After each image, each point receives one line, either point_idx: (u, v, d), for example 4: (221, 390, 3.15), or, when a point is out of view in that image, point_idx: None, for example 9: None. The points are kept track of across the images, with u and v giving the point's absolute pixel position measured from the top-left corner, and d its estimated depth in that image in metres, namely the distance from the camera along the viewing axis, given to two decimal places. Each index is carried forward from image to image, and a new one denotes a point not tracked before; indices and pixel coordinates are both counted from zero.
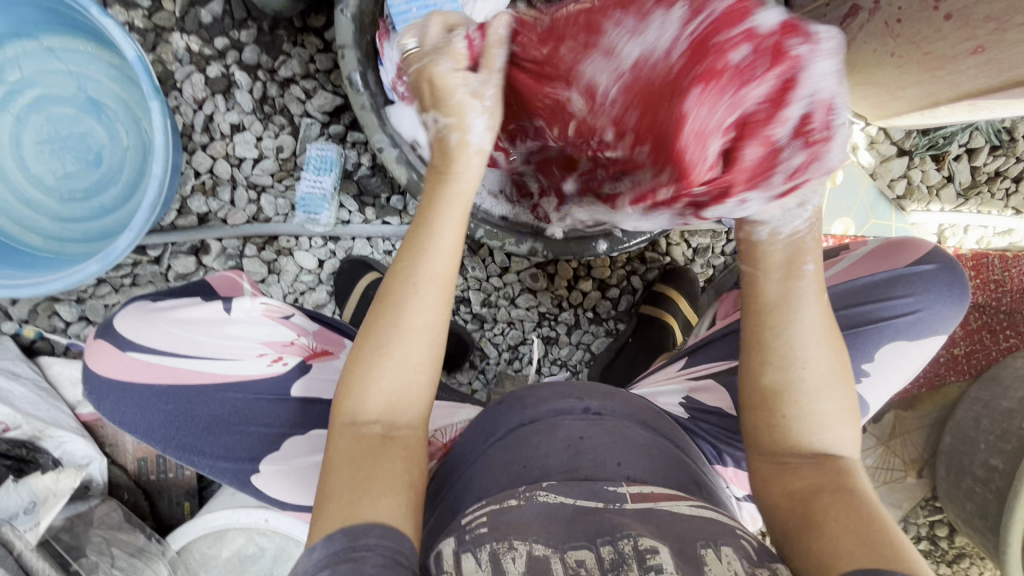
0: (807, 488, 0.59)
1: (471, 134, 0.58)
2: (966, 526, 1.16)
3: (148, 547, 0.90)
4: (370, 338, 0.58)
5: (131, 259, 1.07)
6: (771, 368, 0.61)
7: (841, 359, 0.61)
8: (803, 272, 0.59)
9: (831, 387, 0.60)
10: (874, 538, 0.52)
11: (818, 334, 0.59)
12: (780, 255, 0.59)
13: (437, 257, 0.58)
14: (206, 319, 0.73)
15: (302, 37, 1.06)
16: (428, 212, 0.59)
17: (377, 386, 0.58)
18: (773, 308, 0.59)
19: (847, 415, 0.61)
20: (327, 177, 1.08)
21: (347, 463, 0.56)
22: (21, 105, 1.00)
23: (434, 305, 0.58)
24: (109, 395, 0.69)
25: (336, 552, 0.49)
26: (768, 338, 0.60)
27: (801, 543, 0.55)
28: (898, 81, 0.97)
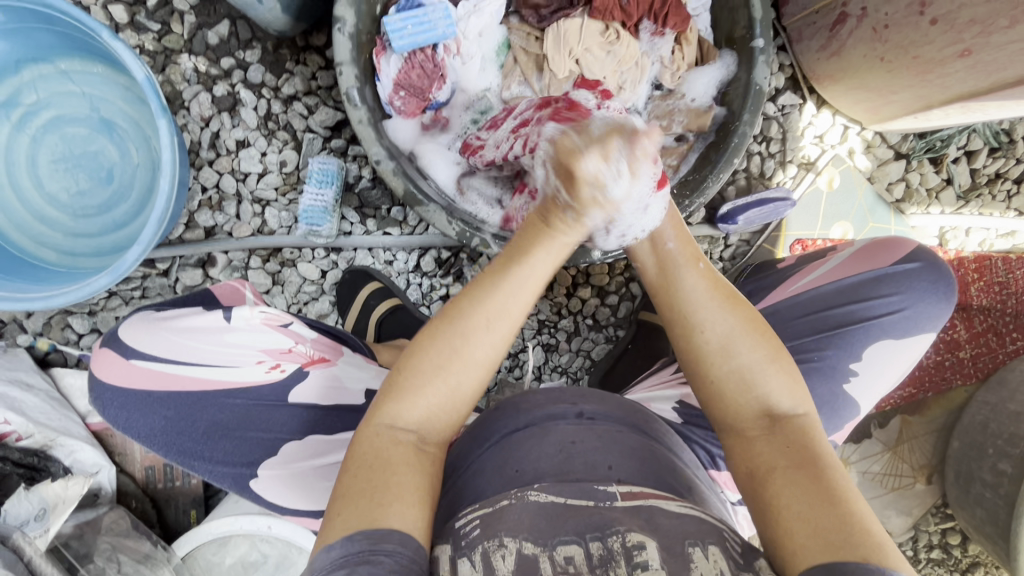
0: (764, 463, 0.59)
1: (608, 216, 0.63)
2: (977, 533, 1.14)
3: (154, 554, 0.92)
4: (427, 358, 0.60)
5: (140, 272, 1.10)
6: (702, 366, 0.64)
7: (741, 313, 0.65)
8: (698, 272, 0.68)
9: (744, 342, 0.63)
10: (830, 511, 0.52)
11: (730, 327, 0.64)
12: (679, 257, 0.70)
13: (519, 300, 0.61)
14: (208, 327, 0.74)
15: (303, 55, 1.10)
16: (523, 255, 0.63)
17: (420, 402, 0.59)
18: (669, 279, 0.69)
19: (768, 363, 0.63)
20: (328, 190, 1.10)
21: (352, 463, 0.57)
22: (37, 125, 1.05)
23: (497, 342, 0.61)
24: (114, 401, 0.70)
25: (355, 553, 0.50)
26: (681, 310, 0.66)
27: (765, 531, 0.55)
28: (890, 85, 0.98)
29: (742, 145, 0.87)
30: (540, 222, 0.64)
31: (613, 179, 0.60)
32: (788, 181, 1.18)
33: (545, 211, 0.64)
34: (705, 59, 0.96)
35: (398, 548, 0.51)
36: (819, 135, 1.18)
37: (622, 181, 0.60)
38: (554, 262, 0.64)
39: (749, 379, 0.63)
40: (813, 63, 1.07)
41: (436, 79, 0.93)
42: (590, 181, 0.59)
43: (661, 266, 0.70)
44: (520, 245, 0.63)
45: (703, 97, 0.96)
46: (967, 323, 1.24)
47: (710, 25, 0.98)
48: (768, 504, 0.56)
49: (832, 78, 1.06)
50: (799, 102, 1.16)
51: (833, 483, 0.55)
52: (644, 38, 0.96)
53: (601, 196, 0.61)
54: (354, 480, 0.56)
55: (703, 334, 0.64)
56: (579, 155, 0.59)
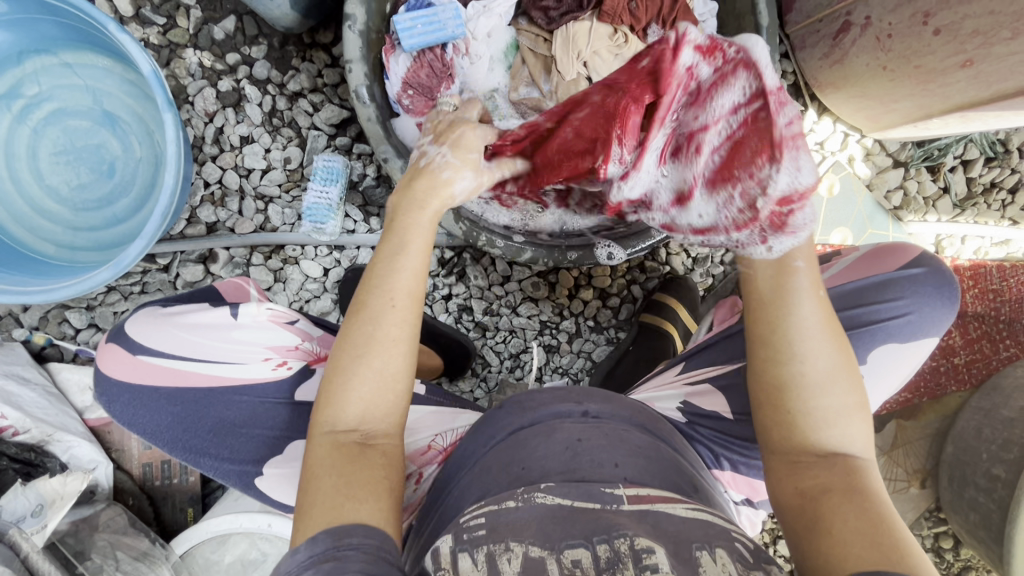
0: (816, 487, 0.60)
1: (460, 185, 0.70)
2: (971, 537, 1.16)
3: (152, 551, 0.90)
4: (347, 351, 0.60)
5: (140, 267, 1.09)
6: (779, 396, 0.63)
7: (841, 354, 0.63)
8: (818, 300, 0.63)
9: (840, 385, 0.62)
10: (891, 541, 0.53)
11: (828, 365, 0.63)
12: (804, 282, 0.64)
13: (407, 275, 0.63)
14: (214, 323, 0.74)
15: (310, 52, 1.10)
16: (395, 229, 0.65)
17: (349, 399, 0.59)
18: (783, 299, 0.64)
19: (852, 409, 0.63)
20: (332, 188, 1.09)
21: (304, 478, 0.57)
22: (38, 117, 1.04)
23: (406, 318, 0.62)
24: (121, 397, 0.71)
25: (320, 552, 0.50)
26: (786, 332, 0.63)
27: (809, 540, 0.56)
28: (891, 93, 0.99)
29: None
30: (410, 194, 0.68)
31: (470, 172, 0.71)
32: None
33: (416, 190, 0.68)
34: None
35: (362, 540, 0.51)
36: (819, 142, 1.20)
37: (472, 177, 0.72)
38: (428, 236, 0.65)
39: (832, 420, 0.62)
40: (816, 71, 1.09)
41: (445, 78, 0.94)
42: (443, 167, 0.70)
43: (775, 283, 0.65)
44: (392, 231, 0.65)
45: None
46: (961, 329, 1.27)
47: (716, 30, 1.00)
48: (817, 518, 0.57)
49: (835, 86, 1.08)
50: (801, 109, 1.17)
51: (887, 513, 0.56)
52: (652, 42, 0.96)
53: (464, 184, 0.71)
54: (318, 486, 0.56)
55: (797, 362, 0.62)
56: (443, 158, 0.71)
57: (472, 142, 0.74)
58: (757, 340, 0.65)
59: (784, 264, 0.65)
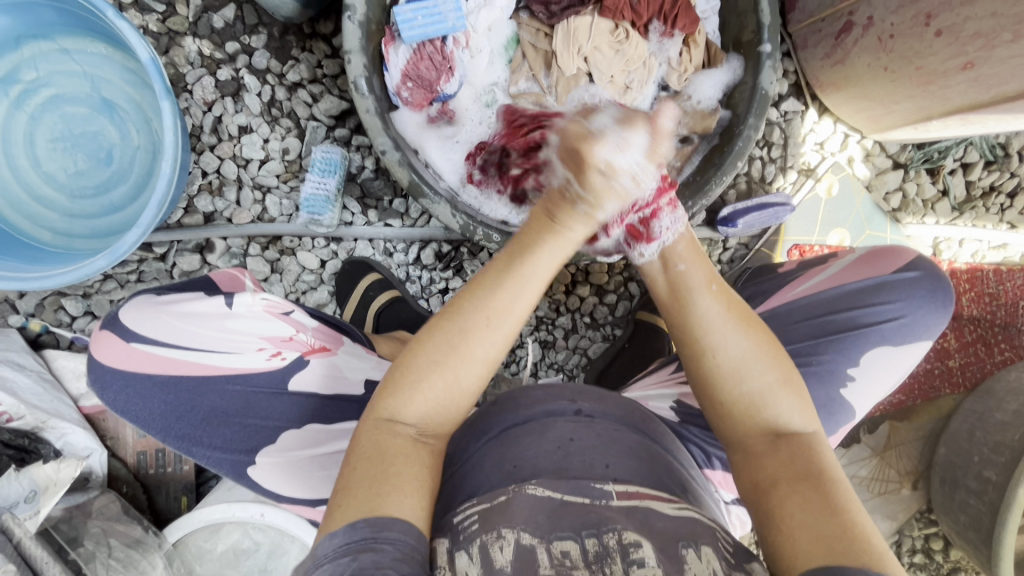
0: (768, 476, 0.59)
1: (599, 213, 0.65)
2: (961, 539, 1.16)
3: (145, 539, 0.90)
4: (426, 353, 0.60)
5: (137, 256, 1.09)
6: (712, 390, 0.65)
7: (756, 336, 0.65)
8: (713, 293, 0.67)
9: (760, 366, 0.63)
10: (836, 526, 0.52)
11: (745, 349, 0.64)
12: (696, 281, 0.69)
13: (521, 302, 0.61)
14: (209, 312, 0.73)
15: (310, 43, 1.09)
16: (527, 250, 0.63)
17: (418, 397, 0.59)
18: (682, 301, 0.68)
19: (781, 385, 0.63)
20: (331, 179, 1.08)
21: (350, 457, 0.57)
22: (36, 104, 1.03)
23: (499, 339, 0.61)
24: (113, 383, 0.70)
25: (359, 540, 0.51)
26: (693, 329, 0.66)
27: (767, 538, 0.56)
28: (892, 94, 0.99)
29: (745, 149, 0.88)
30: (544, 217, 0.65)
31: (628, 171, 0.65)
32: (788, 186, 1.20)
33: (552, 206, 0.65)
34: (712, 62, 0.96)
35: (400, 535, 0.52)
36: (819, 142, 1.19)
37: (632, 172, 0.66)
38: (551, 271, 0.64)
39: (766, 401, 0.63)
40: (817, 71, 1.09)
41: (445, 71, 0.92)
42: (601, 171, 0.64)
43: (673, 282, 0.70)
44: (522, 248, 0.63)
45: (708, 100, 0.97)
46: (957, 332, 1.27)
47: (718, 28, 0.99)
48: (770, 512, 0.57)
49: (836, 86, 1.08)
50: (802, 109, 1.17)
51: (835, 494, 0.55)
52: (652, 39, 0.96)
53: (613, 189, 0.65)
54: (357, 477, 0.55)
55: (713, 357, 0.64)
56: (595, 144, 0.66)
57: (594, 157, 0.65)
58: (679, 341, 0.68)
59: (670, 271, 0.71)
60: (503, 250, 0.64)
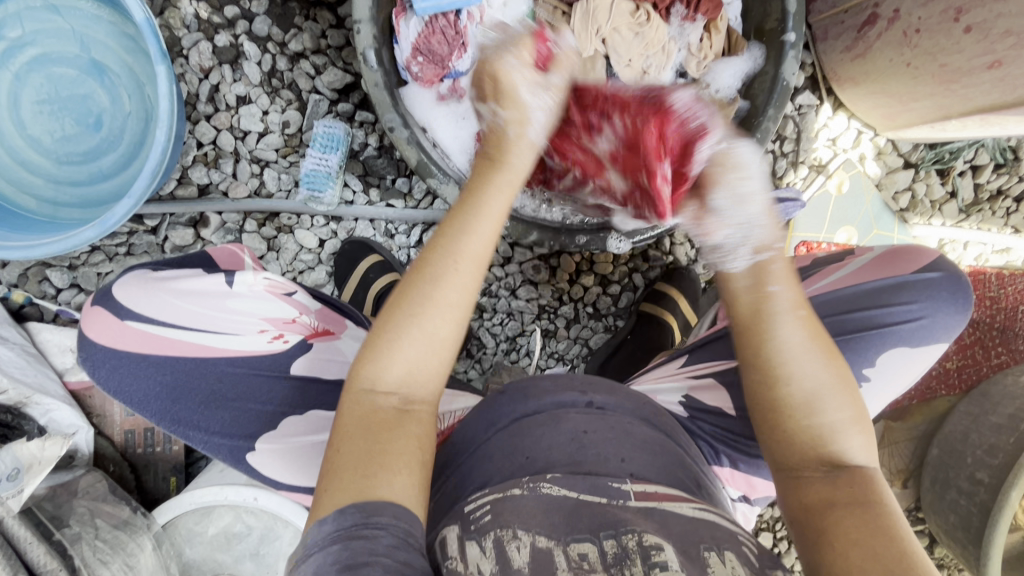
0: (822, 503, 0.58)
1: (528, 129, 0.66)
2: (947, 538, 1.18)
3: (134, 520, 0.87)
4: (401, 308, 0.58)
5: (127, 228, 1.04)
6: (781, 414, 0.63)
7: (836, 364, 0.63)
8: (800, 319, 0.63)
9: (835, 395, 0.62)
10: (901, 560, 0.51)
11: (824, 380, 0.62)
12: (783, 303, 0.63)
13: (479, 240, 0.60)
14: (209, 291, 0.70)
15: (314, 11, 1.04)
16: (473, 200, 0.62)
17: (397, 357, 0.57)
18: (762, 325, 0.63)
19: (853, 419, 0.62)
20: (333, 155, 1.05)
21: (337, 432, 0.55)
22: (21, 62, 0.97)
23: (468, 284, 0.59)
24: (106, 362, 0.67)
25: (349, 526, 0.49)
26: (767, 354, 0.63)
27: (821, 559, 0.54)
28: (912, 92, 0.97)
29: (763, 141, 0.85)
30: (488, 160, 0.66)
31: (538, 99, 0.67)
32: (799, 182, 1.18)
33: (489, 151, 0.66)
34: (732, 50, 0.93)
35: (390, 520, 0.50)
36: (832, 138, 1.18)
37: (535, 95, 0.67)
38: (512, 192, 0.64)
39: (833, 430, 0.61)
40: (836, 65, 1.06)
41: (457, 47, 0.88)
42: (516, 93, 0.65)
43: (753, 306, 0.64)
44: (474, 186, 0.63)
45: (726, 90, 0.94)
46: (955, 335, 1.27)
47: (740, 14, 0.96)
48: (826, 539, 0.55)
49: (854, 81, 1.06)
50: (816, 103, 1.15)
51: (897, 531, 0.54)
52: (673, 23, 0.92)
53: (519, 108, 0.66)
54: (348, 448, 0.54)
55: (789, 384, 0.62)
56: (496, 59, 0.66)
57: (507, 81, 0.65)
58: (750, 366, 0.64)
59: (761, 292, 0.64)
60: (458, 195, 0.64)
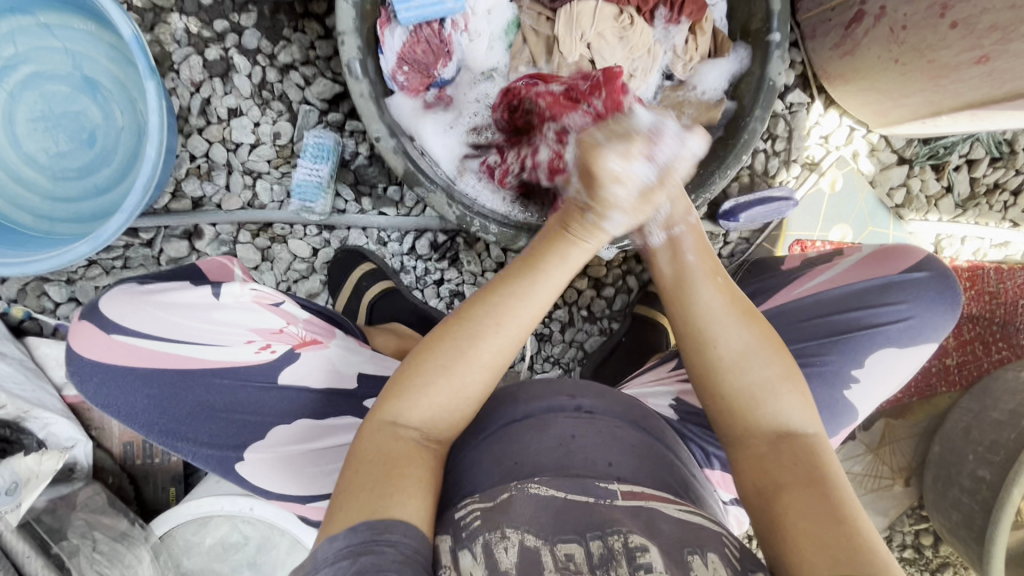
0: (771, 481, 0.59)
1: (608, 224, 0.64)
2: (950, 535, 1.17)
3: (130, 532, 0.89)
4: (434, 357, 0.59)
5: (123, 242, 1.05)
6: (712, 385, 0.64)
7: (758, 331, 0.64)
8: (718, 286, 0.67)
9: (761, 363, 0.63)
10: (842, 532, 0.52)
11: (743, 344, 0.64)
12: (697, 270, 0.68)
13: (527, 307, 0.61)
14: (196, 303, 0.71)
15: (302, 23, 1.05)
16: (538, 265, 0.63)
17: (425, 401, 0.59)
18: (684, 292, 0.67)
19: (780, 381, 0.63)
20: (324, 165, 1.05)
21: (354, 458, 0.56)
22: (15, 81, 0.99)
23: (505, 345, 0.61)
24: (93, 376, 0.67)
25: (357, 543, 0.49)
26: (695, 326, 0.65)
27: (775, 548, 0.55)
28: (902, 88, 0.96)
29: (751, 142, 0.86)
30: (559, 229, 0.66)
31: (629, 180, 0.61)
32: (791, 180, 1.18)
33: (567, 219, 0.65)
34: (718, 51, 0.93)
35: (380, 535, 0.51)
36: (824, 135, 1.17)
37: (641, 170, 0.62)
38: (572, 270, 0.65)
39: (766, 396, 0.62)
40: (825, 62, 1.06)
41: (442, 55, 0.88)
42: (610, 180, 0.62)
43: (677, 278, 0.68)
44: (533, 256, 0.64)
45: (713, 91, 0.94)
46: (955, 331, 1.26)
47: (725, 15, 0.96)
48: (776, 523, 0.56)
49: (843, 78, 1.05)
50: (808, 101, 1.14)
51: (839, 499, 0.55)
52: (658, 26, 0.92)
53: (619, 196, 0.62)
54: (364, 472, 0.55)
55: (717, 347, 0.64)
56: (603, 150, 0.61)
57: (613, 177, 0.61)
58: (680, 335, 0.67)
59: (675, 264, 0.69)
60: (513, 261, 0.64)
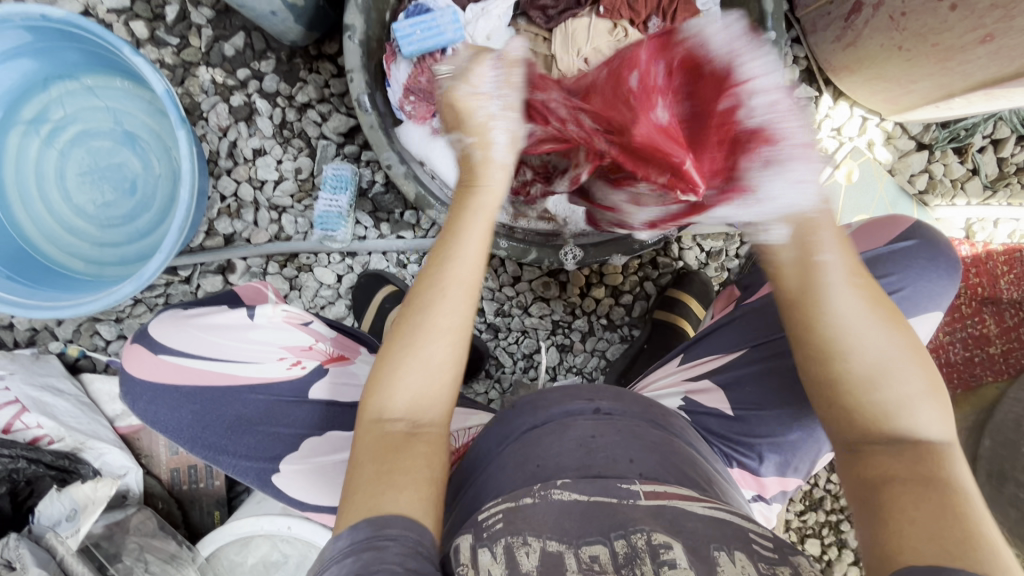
0: (882, 474, 0.56)
1: (493, 150, 0.68)
2: (1012, 535, 1.11)
3: (180, 553, 0.94)
4: (395, 341, 0.62)
5: (163, 280, 1.13)
6: (829, 379, 0.60)
7: (905, 338, 0.59)
8: (860, 286, 0.59)
9: (908, 362, 0.58)
10: (959, 530, 0.49)
11: (888, 353, 0.58)
12: (837, 272, 0.59)
13: (466, 262, 0.64)
14: (233, 323, 0.76)
15: (316, 64, 1.12)
16: (458, 219, 0.66)
17: (397, 385, 0.61)
18: (813, 292, 0.59)
19: (926, 391, 0.58)
20: (343, 196, 1.10)
21: (354, 458, 0.60)
22: (64, 140, 1.08)
23: (458, 307, 0.63)
24: (144, 395, 0.73)
25: (361, 540, 0.52)
26: (826, 311, 0.60)
27: (874, 534, 0.52)
28: (908, 74, 0.95)
29: None
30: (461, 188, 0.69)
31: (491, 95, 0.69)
32: None
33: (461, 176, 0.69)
34: None
35: (400, 531, 0.52)
36: (836, 128, 1.16)
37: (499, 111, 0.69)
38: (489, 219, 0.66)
39: (905, 401, 0.58)
40: (828, 55, 1.06)
41: None
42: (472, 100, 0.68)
43: (801, 276, 0.60)
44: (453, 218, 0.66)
45: None
46: (996, 317, 1.20)
47: None
48: (880, 509, 0.53)
49: (849, 69, 1.04)
50: (815, 95, 1.14)
51: (962, 506, 0.51)
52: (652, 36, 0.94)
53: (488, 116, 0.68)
54: (359, 475, 0.58)
55: (850, 360, 0.58)
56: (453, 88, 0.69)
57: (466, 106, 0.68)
58: (792, 324, 0.61)
59: (809, 257, 0.60)
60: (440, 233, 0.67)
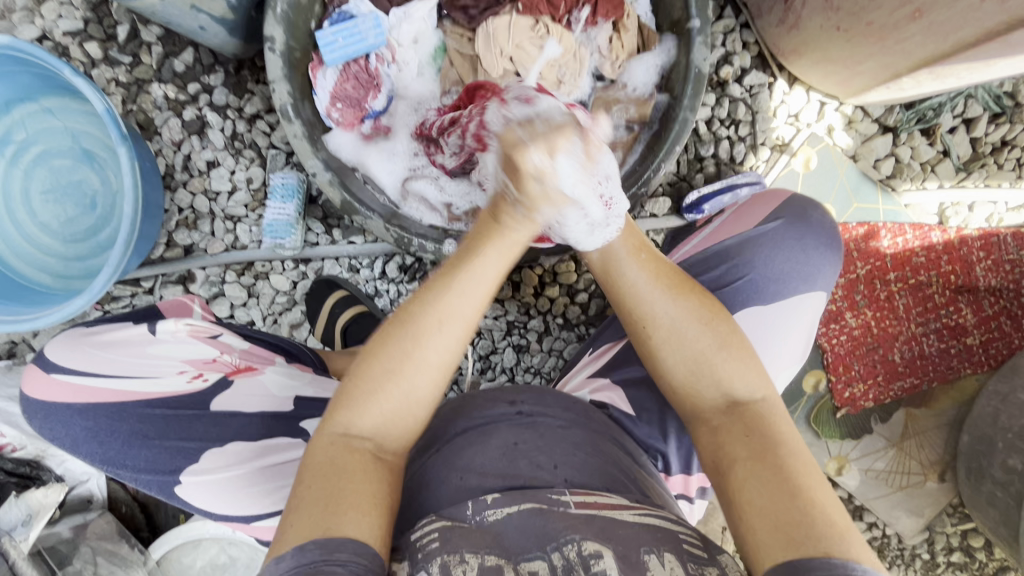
0: (725, 455, 0.61)
1: (507, 172, 0.69)
2: (995, 535, 1.05)
3: (130, 555, 0.98)
4: (378, 363, 0.60)
5: (128, 290, 1.17)
6: (655, 356, 0.67)
7: (687, 302, 0.67)
8: (641, 262, 0.69)
9: (694, 328, 0.65)
10: (795, 508, 0.54)
11: (674, 314, 0.66)
12: (619, 250, 0.70)
13: (466, 295, 0.61)
14: (131, 339, 0.82)
15: (262, 75, 1.15)
16: (461, 245, 0.64)
17: (371, 408, 0.60)
18: (608, 272, 0.71)
19: (724, 347, 0.65)
20: (291, 204, 1.12)
21: (305, 474, 0.58)
22: (28, 160, 1.13)
23: (452, 340, 0.61)
24: (41, 413, 0.75)
25: (309, 563, 0.51)
26: (627, 302, 0.69)
27: (734, 528, 0.56)
28: (853, 56, 0.91)
29: (684, 131, 0.83)
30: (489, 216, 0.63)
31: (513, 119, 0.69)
32: (761, 164, 1.12)
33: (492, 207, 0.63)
34: (646, 45, 0.93)
35: (351, 557, 0.52)
36: (793, 114, 1.11)
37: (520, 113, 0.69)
38: (505, 253, 0.63)
39: (701, 368, 0.65)
40: (775, 39, 1.02)
41: (372, 88, 0.94)
42: (497, 122, 0.68)
43: (602, 262, 0.71)
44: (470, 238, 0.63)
45: (644, 86, 0.93)
46: (974, 306, 1.14)
47: (650, 9, 0.94)
48: (735, 506, 0.57)
49: (797, 53, 1.00)
50: (768, 81, 1.10)
51: (792, 472, 0.56)
52: (578, 30, 0.93)
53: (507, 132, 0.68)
54: (308, 493, 0.56)
55: (651, 327, 0.67)
56: None
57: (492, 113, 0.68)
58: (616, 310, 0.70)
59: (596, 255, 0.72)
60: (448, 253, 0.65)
